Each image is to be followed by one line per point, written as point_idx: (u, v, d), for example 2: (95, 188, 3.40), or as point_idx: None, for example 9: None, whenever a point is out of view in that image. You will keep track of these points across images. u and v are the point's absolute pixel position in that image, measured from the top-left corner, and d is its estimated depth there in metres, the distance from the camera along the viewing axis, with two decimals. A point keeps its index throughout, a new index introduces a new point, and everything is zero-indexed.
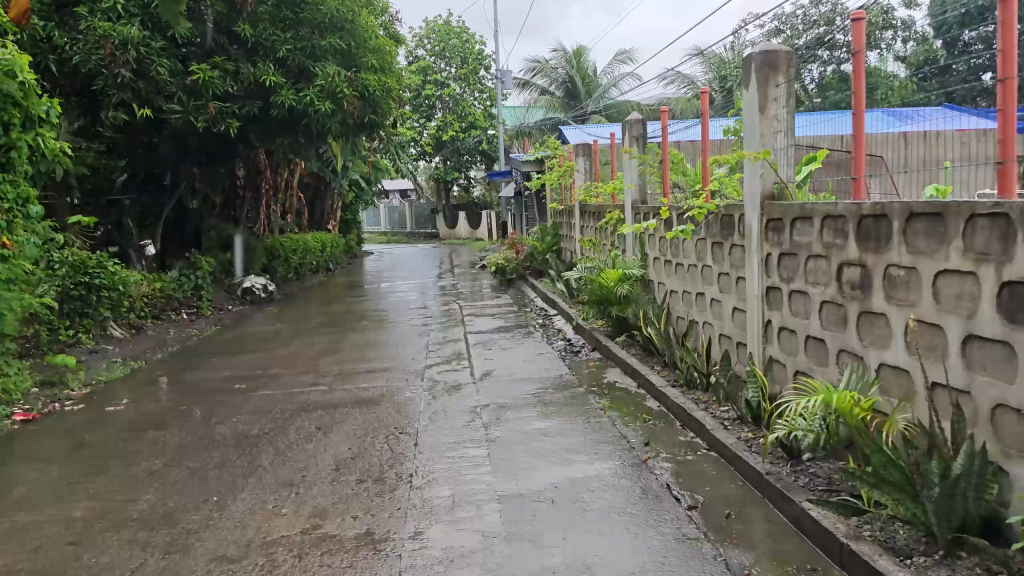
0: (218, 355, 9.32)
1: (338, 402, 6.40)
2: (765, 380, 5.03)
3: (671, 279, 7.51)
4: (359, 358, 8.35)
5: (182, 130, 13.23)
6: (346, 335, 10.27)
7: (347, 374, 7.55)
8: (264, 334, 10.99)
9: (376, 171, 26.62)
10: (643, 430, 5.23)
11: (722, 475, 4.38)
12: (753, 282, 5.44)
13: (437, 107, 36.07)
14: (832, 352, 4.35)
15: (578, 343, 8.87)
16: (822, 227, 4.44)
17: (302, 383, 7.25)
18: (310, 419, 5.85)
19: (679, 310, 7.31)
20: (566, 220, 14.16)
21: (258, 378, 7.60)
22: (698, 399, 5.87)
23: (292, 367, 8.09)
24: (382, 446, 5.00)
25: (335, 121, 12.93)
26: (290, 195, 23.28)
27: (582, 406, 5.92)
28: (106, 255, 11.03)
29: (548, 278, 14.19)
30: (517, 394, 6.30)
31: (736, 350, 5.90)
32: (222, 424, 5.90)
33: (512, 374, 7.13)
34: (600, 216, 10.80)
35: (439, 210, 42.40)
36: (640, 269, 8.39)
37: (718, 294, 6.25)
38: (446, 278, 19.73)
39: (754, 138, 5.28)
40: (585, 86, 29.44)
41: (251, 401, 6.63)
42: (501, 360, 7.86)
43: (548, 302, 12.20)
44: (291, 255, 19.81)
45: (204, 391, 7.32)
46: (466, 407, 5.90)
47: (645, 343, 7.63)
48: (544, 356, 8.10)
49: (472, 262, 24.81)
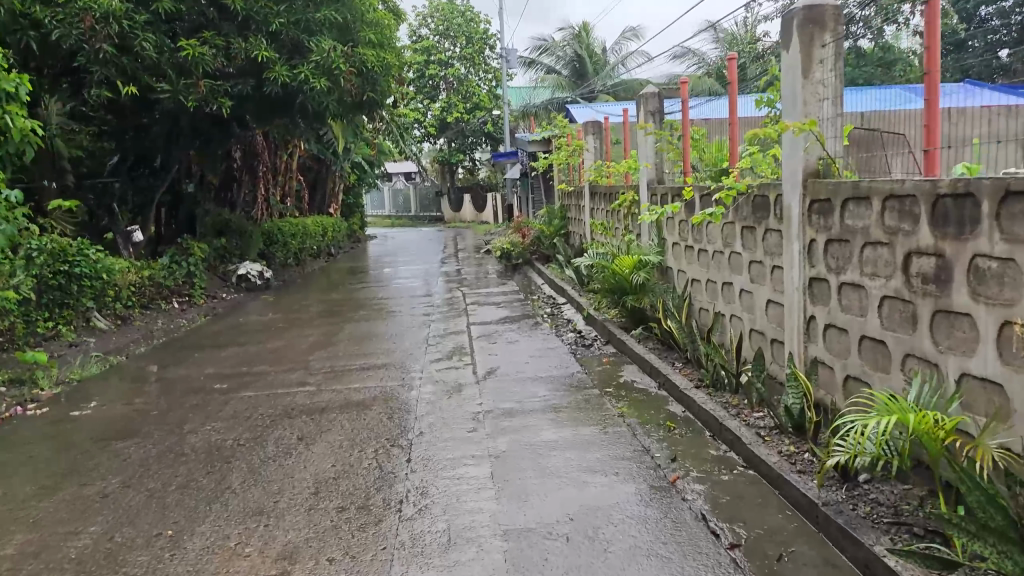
0: (204, 349, 8.66)
1: (325, 405, 5.75)
2: (809, 387, 4.39)
3: (693, 267, 6.86)
4: (352, 353, 7.68)
5: (171, 110, 12.55)
6: (342, 326, 9.60)
7: (339, 371, 6.88)
8: (256, 325, 10.32)
9: (379, 152, 25.91)
10: (667, 442, 4.59)
11: (766, 501, 3.74)
12: (793, 272, 4.79)
13: (442, 88, 35.25)
14: (896, 356, 3.73)
15: (590, 336, 8.21)
16: (883, 210, 3.79)
17: (290, 382, 6.60)
18: (293, 428, 5.21)
19: (703, 301, 6.66)
20: (575, 203, 13.49)
21: (241, 376, 6.94)
22: (727, 404, 5.23)
23: (281, 363, 7.43)
24: (371, 463, 4.35)
25: (332, 100, 12.24)
26: (289, 177, 22.60)
27: (597, 412, 5.27)
28: (88, 242, 10.37)
29: (557, 263, 13.53)
30: (524, 397, 5.65)
31: (771, 348, 5.26)
32: (194, 432, 5.26)
33: (518, 373, 6.47)
34: (612, 197, 10.12)
35: (444, 193, 41.65)
36: (657, 256, 7.73)
37: (749, 284, 5.59)
38: (451, 264, 19.08)
39: (795, 107, 4.62)
40: (593, 64, 28.66)
41: (230, 403, 5.96)
42: (506, 356, 7.20)
43: (557, 289, 11.55)
44: (290, 240, 19.16)
45: (182, 390, 6.67)
46: (467, 414, 5.26)
47: (665, 337, 6.98)
48: (554, 351, 7.45)
49: (477, 246, 24.15)
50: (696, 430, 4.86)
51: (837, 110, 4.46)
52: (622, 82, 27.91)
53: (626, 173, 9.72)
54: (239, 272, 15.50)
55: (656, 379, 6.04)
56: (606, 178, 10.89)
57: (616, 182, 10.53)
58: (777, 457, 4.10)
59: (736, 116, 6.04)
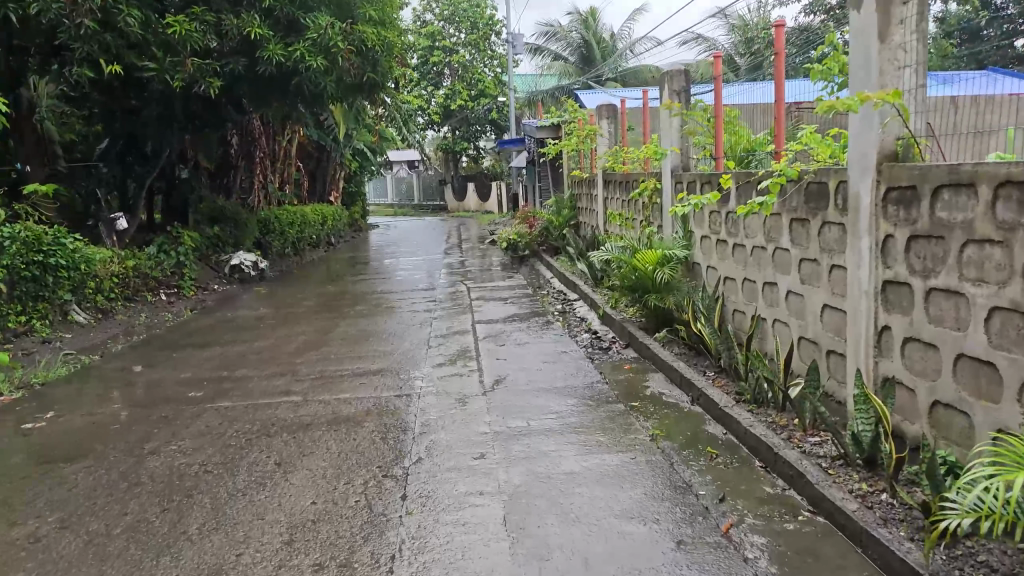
0: (185, 348, 7.92)
1: (310, 421, 5.01)
2: (884, 412, 3.66)
3: (728, 264, 6.13)
4: (346, 356, 6.93)
5: (161, 92, 11.79)
6: (337, 323, 8.86)
7: (329, 378, 6.14)
8: (245, 319, 9.58)
9: (382, 140, 25.11)
10: (712, 477, 3.86)
11: (847, 561, 3.01)
12: (860, 274, 4.04)
13: (446, 74, 34.39)
14: (1012, 384, 3.01)
15: (607, 337, 7.46)
16: (993, 201, 3.06)
17: (274, 390, 5.86)
18: (270, 449, 4.48)
19: (739, 302, 5.93)
20: (587, 192, 12.72)
21: (220, 383, 6.20)
22: (776, 427, 4.50)
23: (266, 366, 6.69)
24: (358, 502, 3.63)
25: (330, 80, 11.49)
26: (287, 164, 21.82)
27: (624, 434, 4.52)
28: (64, 230, 9.64)
29: (567, 256, 12.77)
30: (538, 414, 4.89)
31: (828, 362, 4.53)
32: (156, 453, 4.53)
33: (530, 382, 5.72)
34: (629, 186, 9.36)
35: (448, 181, 40.80)
36: (684, 250, 7.00)
37: (799, 285, 4.85)
38: (453, 254, 18.33)
39: (869, 78, 3.88)
40: (600, 51, 27.85)
41: (203, 417, 5.22)
42: (517, 362, 6.41)
43: (567, 284, 10.80)
44: (287, 229, 18.40)
45: (151, 397, 5.92)
46: (473, 435, 4.52)
47: (695, 342, 6.24)
48: (568, 354, 6.71)
49: (481, 236, 23.43)
50: (743, 458, 4.13)
51: (920, 80, 3.72)
52: (630, 69, 27.11)
53: (646, 160, 8.98)
54: (232, 262, 14.76)
55: (688, 392, 5.30)
56: (622, 164, 10.13)
57: (633, 169, 9.77)
58: (852, 500, 3.37)
59: (785, 98, 5.29)
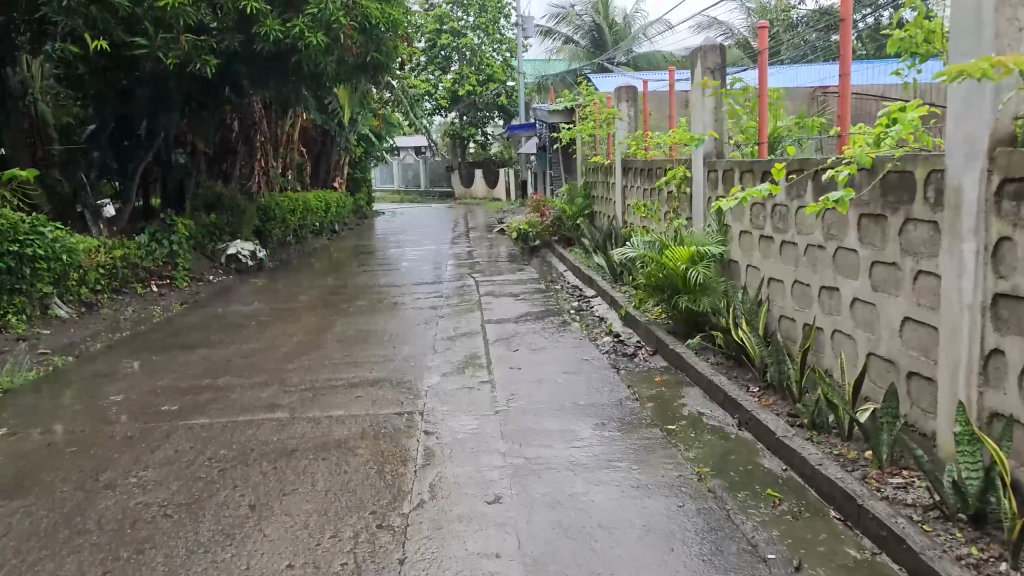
0: (167, 348, 7.20)
1: (295, 446, 4.30)
2: (1000, 459, 2.96)
3: (773, 264, 5.42)
4: (342, 362, 6.22)
5: (153, 72, 11.04)
6: (336, 322, 8.16)
7: (322, 390, 5.43)
8: (236, 315, 8.87)
9: (387, 124, 24.32)
10: (781, 534, 3.15)
11: None
12: (961, 284, 3.31)
13: (454, 59, 33.54)
14: None
15: (631, 342, 6.75)
16: None
17: (258, 404, 5.15)
18: (245, 484, 3.78)
19: (788, 308, 5.20)
20: (603, 179, 11.97)
21: (199, 394, 5.49)
22: (847, 463, 3.80)
23: (252, 374, 5.98)
24: (345, 566, 2.93)
25: (331, 59, 10.71)
26: (289, 149, 21.07)
27: (664, 470, 3.81)
28: (43, 218, 8.94)
29: (581, 248, 12.05)
30: (562, 442, 4.18)
31: (909, 386, 3.81)
32: (111, 488, 3.82)
33: (550, 398, 5.00)
34: (653, 173, 8.62)
35: (454, 167, 39.98)
36: (719, 247, 6.27)
37: (871, 294, 4.13)
38: (460, 244, 17.69)
39: (981, 42, 3.14)
40: (613, 35, 27.02)
41: (173, 439, 4.51)
42: (534, 371, 5.71)
43: (583, 279, 10.07)
44: (288, 216, 17.69)
45: (120, 409, 5.21)
46: (487, 472, 3.81)
47: (734, 352, 5.53)
48: (590, 362, 6.00)
49: (489, 225, 22.68)
50: (813, 505, 3.42)
51: None
52: (643, 54, 26.19)
53: (673, 145, 8.24)
54: (228, 252, 14.09)
55: (734, 414, 4.59)
56: (645, 149, 9.39)
57: (657, 156, 9.03)
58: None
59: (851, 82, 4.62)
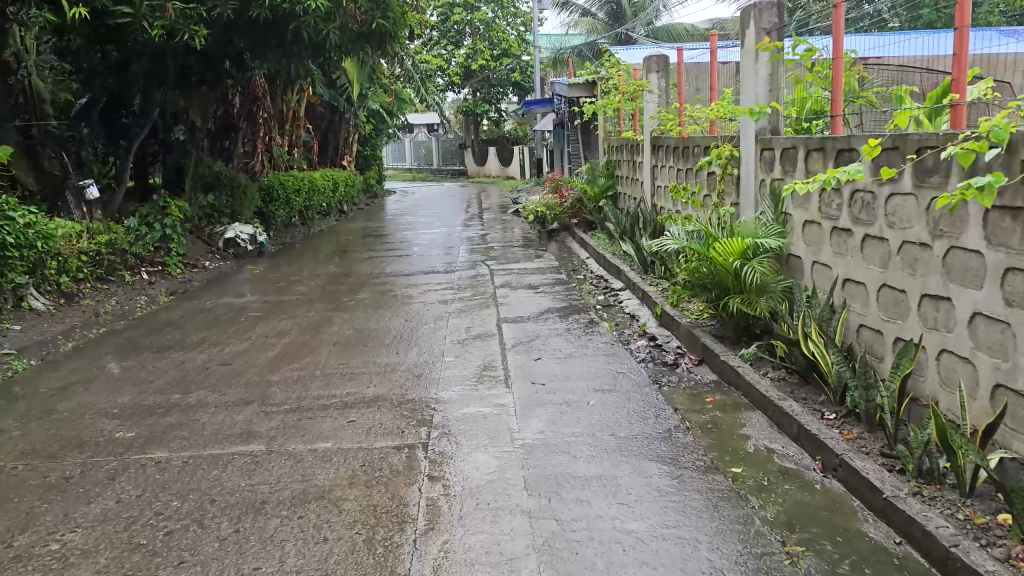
0: (140, 351, 6.34)
1: (267, 495, 3.43)
2: None
3: (850, 263, 4.51)
4: (336, 372, 5.36)
5: (141, 43, 10.11)
6: (334, 318, 7.29)
7: (307, 411, 4.56)
8: (225, 310, 8.00)
9: (398, 100, 23.40)
10: None
11: None
12: None
13: (467, 33, 32.52)
14: None
15: (670, 348, 5.85)
16: None
17: (230, 431, 4.28)
18: (194, 560, 2.91)
19: (873, 317, 4.27)
20: (629, 157, 11.04)
21: (164, 415, 4.63)
22: (983, 535, 2.84)
23: (230, 388, 5.12)
24: None
25: (333, 26, 9.78)
26: (295, 126, 20.18)
27: (739, 543, 2.93)
28: (13, 200, 8.05)
29: (605, 233, 11.15)
30: (604, 497, 3.30)
31: None
32: (21, 563, 2.95)
33: (585, 427, 4.11)
34: (690, 152, 7.69)
35: (467, 145, 38.96)
36: (777, 238, 5.34)
37: (1004, 308, 3.19)
38: (474, 226, 16.81)
39: None
40: (631, 7, 26.00)
41: (117, 484, 3.64)
42: (561, 387, 4.81)
43: (608, 269, 9.17)
44: (293, 197, 16.83)
45: (67, 437, 4.34)
46: (510, 544, 2.94)
47: (802, 367, 4.61)
48: (627, 376, 5.10)
49: (502, 205, 21.76)
50: None
51: None
52: (662, 27, 25.11)
53: (714, 120, 7.31)
54: (226, 236, 13.24)
55: (814, 455, 3.70)
56: (679, 125, 8.46)
57: (693, 133, 8.10)
58: None
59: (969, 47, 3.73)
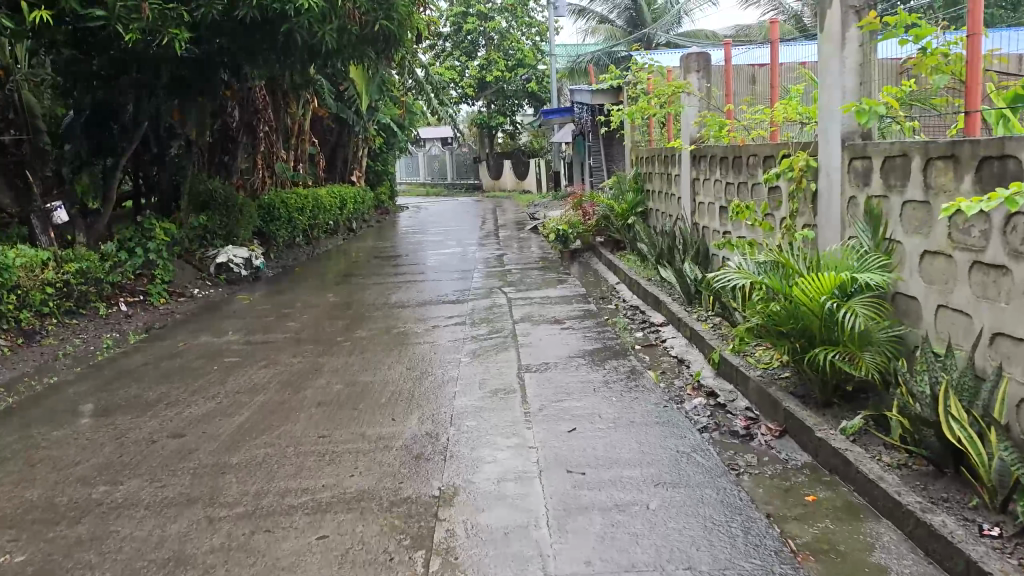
0: (79, 414, 5.15)
1: None
2: None
3: (1005, 312, 3.28)
4: (315, 451, 4.16)
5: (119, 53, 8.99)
6: (324, 366, 6.10)
7: (267, 519, 3.36)
8: (200, 354, 6.84)
9: (409, 112, 22.28)
10: None
11: None
12: None
13: (480, 44, 31.42)
14: None
15: (737, 409, 4.62)
16: None
17: (153, 557, 3.07)
18: None
19: None
20: (662, 168, 9.85)
21: (70, 524, 3.43)
22: None
23: (175, 474, 3.94)
24: None
25: (328, 29, 8.58)
26: (301, 140, 19.07)
27: None
28: None
29: (636, 255, 9.96)
30: None
31: None
32: None
33: (652, 556, 2.89)
34: (745, 163, 6.49)
35: (483, 158, 37.80)
36: (882, 272, 4.11)
37: None
38: (490, 244, 15.70)
39: None
40: (651, 14, 24.83)
41: None
42: (608, 480, 3.60)
43: (644, 298, 7.96)
44: (297, 216, 15.70)
45: None
46: None
47: (938, 453, 3.36)
48: (693, 459, 3.87)
49: (519, 222, 20.56)
50: None
51: None
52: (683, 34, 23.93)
53: (777, 125, 6.11)
54: (218, 259, 12.09)
55: None
56: (728, 132, 7.23)
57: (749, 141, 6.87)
58: None
59: None
